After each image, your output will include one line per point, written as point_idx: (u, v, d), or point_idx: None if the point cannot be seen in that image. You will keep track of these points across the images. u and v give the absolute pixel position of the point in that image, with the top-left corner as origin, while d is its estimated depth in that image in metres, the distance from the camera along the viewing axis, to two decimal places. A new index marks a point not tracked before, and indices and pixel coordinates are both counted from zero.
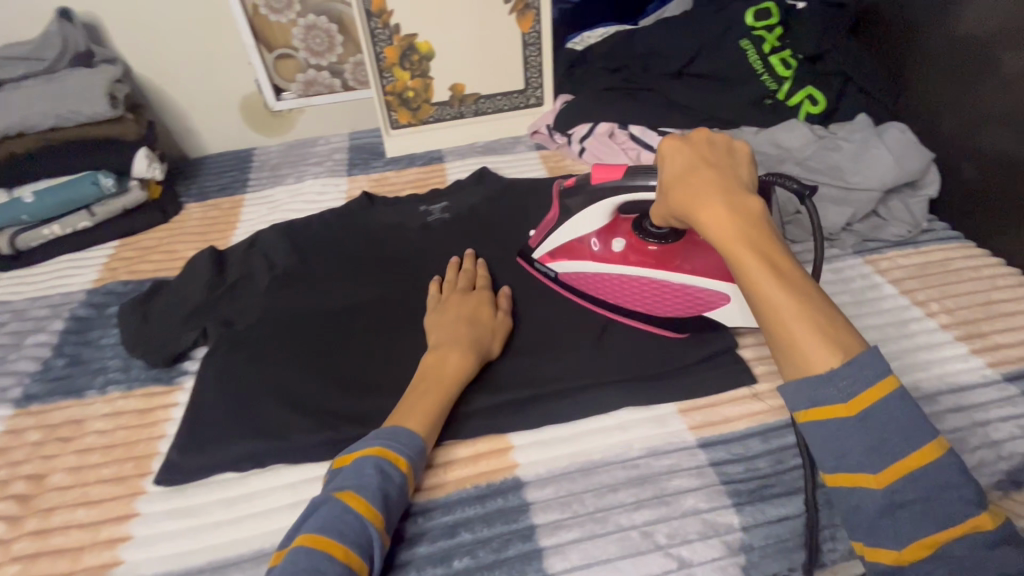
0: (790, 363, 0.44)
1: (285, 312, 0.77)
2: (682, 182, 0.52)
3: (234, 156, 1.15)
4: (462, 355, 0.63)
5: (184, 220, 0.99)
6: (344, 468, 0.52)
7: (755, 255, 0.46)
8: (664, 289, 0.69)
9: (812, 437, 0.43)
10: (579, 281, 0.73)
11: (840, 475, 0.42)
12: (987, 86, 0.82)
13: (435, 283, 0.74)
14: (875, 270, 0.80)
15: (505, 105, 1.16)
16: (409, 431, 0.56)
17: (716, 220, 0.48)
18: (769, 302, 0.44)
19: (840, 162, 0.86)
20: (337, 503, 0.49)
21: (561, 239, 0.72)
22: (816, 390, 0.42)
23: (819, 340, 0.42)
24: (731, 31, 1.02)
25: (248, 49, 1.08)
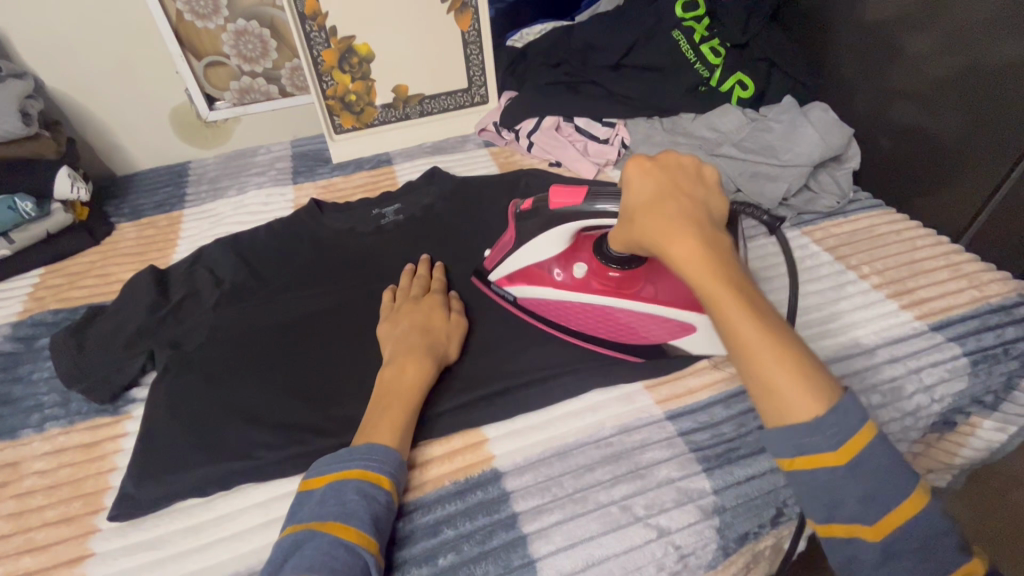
0: (776, 409, 0.44)
1: (238, 328, 0.74)
2: (651, 214, 0.50)
3: (168, 172, 1.09)
4: (419, 366, 0.61)
5: (117, 241, 0.93)
6: (325, 497, 0.50)
7: (733, 297, 0.46)
8: (619, 315, 0.67)
9: (804, 486, 0.44)
10: (539, 306, 0.71)
11: (834, 526, 0.44)
12: (894, 68, 0.90)
13: (388, 293, 0.73)
14: (811, 240, 0.85)
15: (450, 104, 1.16)
16: (383, 446, 0.55)
17: (689, 259, 0.48)
18: (752, 345, 0.44)
19: (772, 142, 0.92)
20: (325, 535, 0.47)
21: (518, 264, 0.69)
22: (800, 437, 0.43)
23: (802, 386, 0.43)
24: (663, 23, 1.05)
25: (174, 57, 1.02)
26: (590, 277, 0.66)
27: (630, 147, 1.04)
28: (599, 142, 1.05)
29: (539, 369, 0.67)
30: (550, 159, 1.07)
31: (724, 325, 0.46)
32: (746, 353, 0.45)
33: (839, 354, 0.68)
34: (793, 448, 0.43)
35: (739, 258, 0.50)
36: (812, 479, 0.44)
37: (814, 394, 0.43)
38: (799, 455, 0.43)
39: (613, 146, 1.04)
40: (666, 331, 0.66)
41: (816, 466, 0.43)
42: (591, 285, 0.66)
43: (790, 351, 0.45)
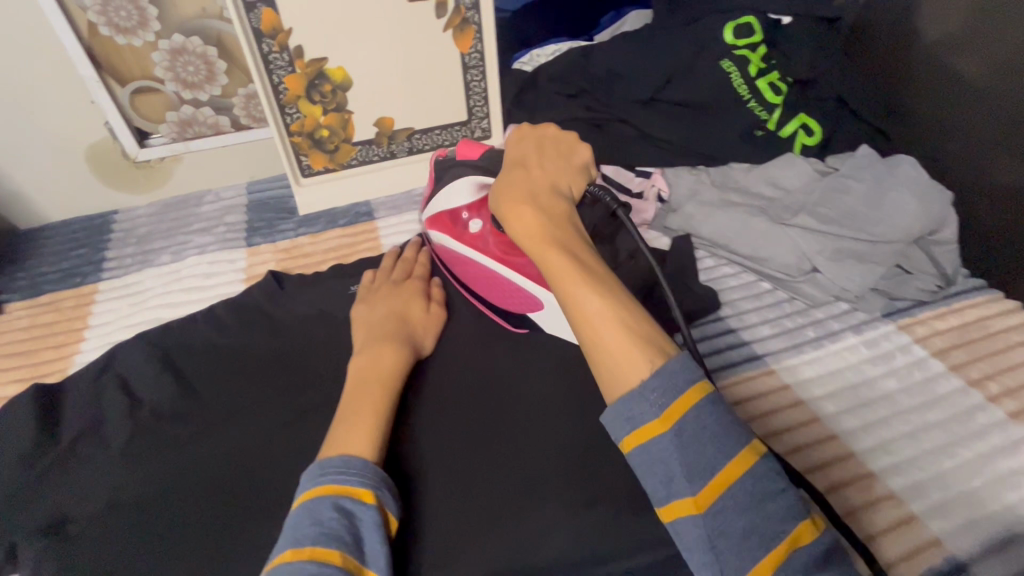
0: (610, 370, 0.44)
1: (146, 494, 0.52)
2: (502, 186, 0.55)
3: (85, 224, 0.86)
4: (397, 351, 0.57)
5: (4, 331, 0.70)
6: (295, 518, 0.43)
7: (560, 258, 0.48)
8: (503, 285, 0.63)
9: (640, 465, 0.42)
10: (446, 256, 0.68)
11: (671, 506, 0.41)
12: (962, 107, 0.75)
13: (367, 274, 0.68)
14: (914, 339, 0.67)
15: (445, 139, 0.95)
16: (362, 456, 0.46)
17: (525, 226, 0.51)
18: (574, 300, 0.46)
19: (855, 207, 0.73)
20: (303, 566, 0.39)
21: (434, 207, 0.67)
22: (630, 407, 0.42)
23: (623, 339, 0.43)
24: (709, 48, 0.85)
25: (88, 83, 0.79)
26: (486, 234, 0.63)
27: (667, 203, 0.84)
28: (631, 194, 0.83)
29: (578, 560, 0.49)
30: None
31: (558, 287, 0.48)
32: (568, 310, 0.47)
33: (996, 542, 0.50)
34: (621, 418, 0.42)
35: (582, 226, 0.54)
36: (646, 455, 0.41)
37: (634, 347, 0.43)
38: (633, 430, 0.42)
39: (649, 201, 0.82)
40: (528, 306, 0.63)
41: (647, 438, 0.41)
42: (486, 242, 0.63)
43: (623, 310, 0.45)
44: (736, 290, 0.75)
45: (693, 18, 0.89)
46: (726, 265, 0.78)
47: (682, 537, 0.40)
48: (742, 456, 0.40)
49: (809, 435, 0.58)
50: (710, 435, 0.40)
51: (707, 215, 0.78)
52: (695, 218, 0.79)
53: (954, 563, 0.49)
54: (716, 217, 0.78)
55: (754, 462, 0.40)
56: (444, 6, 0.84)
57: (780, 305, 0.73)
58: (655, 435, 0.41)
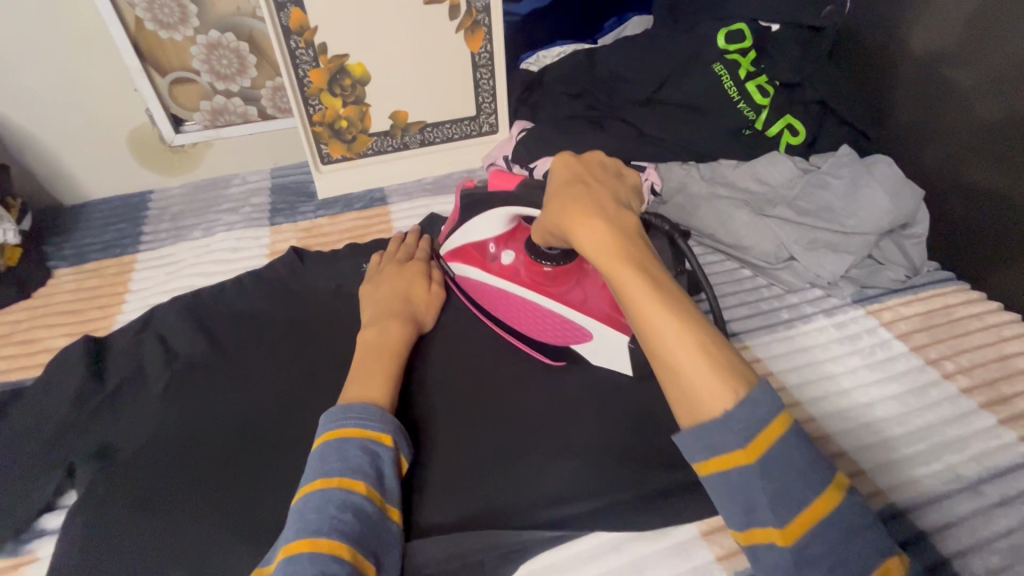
0: (692, 402, 0.42)
1: (182, 432, 0.59)
2: (564, 200, 0.51)
3: (124, 203, 0.94)
4: (404, 327, 0.63)
5: (53, 293, 0.78)
6: (324, 452, 0.48)
7: (636, 276, 0.45)
8: (541, 314, 0.65)
9: (717, 489, 0.42)
10: (476, 289, 0.70)
11: (753, 532, 0.41)
12: (947, 116, 0.80)
13: (375, 256, 0.73)
14: (880, 323, 0.73)
15: (455, 133, 1.02)
16: (379, 405, 0.52)
17: (594, 239, 0.48)
18: (656, 326, 0.44)
19: (831, 202, 0.79)
20: (334, 493, 0.44)
21: (458, 241, 0.68)
22: (713, 435, 0.41)
23: (709, 369, 0.41)
24: (702, 53, 0.91)
25: (132, 73, 0.87)
26: (518, 265, 0.66)
27: (660, 196, 0.89)
28: None
29: (558, 492, 0.56)
30: None
31: (635, 312, 0.45)
32: (645, 331, 0.44)
33: (937, 496, 0.55)
34: (704, 446, 0.41)
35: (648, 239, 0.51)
36: (724, 481, 0.42)
37: (721, 378, 0.41)
38: (712, 456, 0.41)
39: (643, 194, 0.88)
40: (572, 336, 0.65)
41: (728, 466, 0.41)
42: (518, 273, 0.65)
43: (706, 338, 0.43)
44: (719, 275, 0.81)
45: (691, 25, 0.95)
46: (711, 253, 0.85)
47: (762, 561, 0.42)
48: (829, 491, 0.41)
49: None
50: (795, 468, 0.40)
51: (695, 207, 0.85)
52: (684, 209, 0.86)
53: (893, 511, 0.54)
54: (702, 209, 0.84)
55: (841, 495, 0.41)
56: (457, 9, 0.91)
57: (760, 290, 0.79)
58: (733, 465, 0.41)
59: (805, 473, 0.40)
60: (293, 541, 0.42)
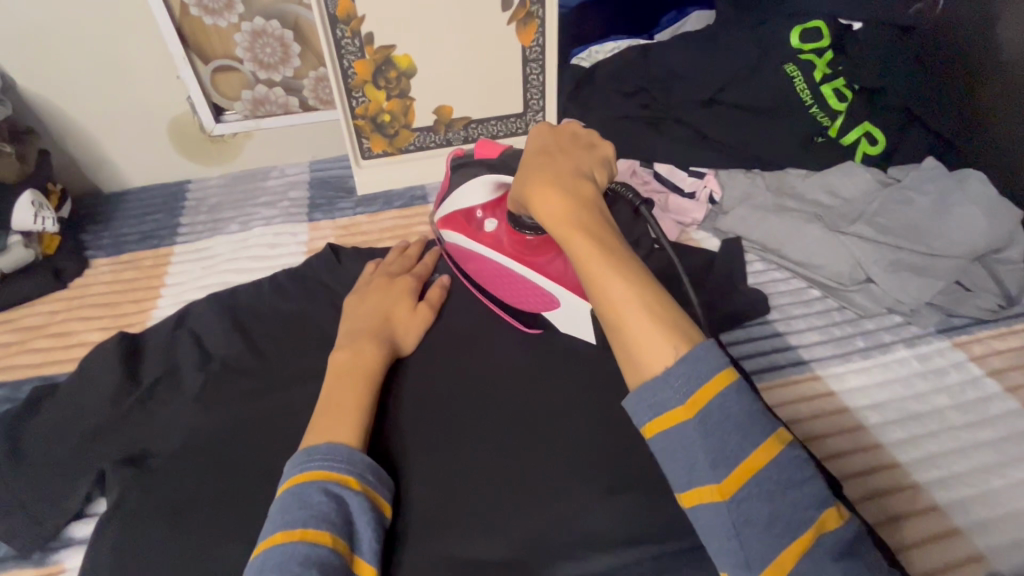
0: (636, 360, 0.44)
1: (215, 439, 0.56)
2: (529, 172, 0.53)
3: (163, 192, 0.92)
4: (378, 349, 0.58)
5: (89, 284, 0.76)
6: (284, 503, 0.44)
7: (587, 244, 0.47)
8: (518, 282, 0.65)
9: (662, 450, 0.41)
10: (459, 255, 0.69)
11: (692, 492, 0.40)
12: None
13: (369, 266, 0.69)
14: (969, 357, 0.66)
15: (500, 130, 0.97)
16: (348, 445, 0.48)
17: (551, 209, 0.50)
18: (603, 287, 0.46)
19: (915, 220, 0.72)
20: (296, 548, 0.41)
21: (449, 206, 0.69)
22: (654, 393, 0.41)
23: (651, 328, 0.43)
24: (772, 52, 0.85)
25: (176, 59, 0.85)
26: (500, 234, 0.65)
27: (719, 204, 0.85)
28: (682, 195, 0.85)
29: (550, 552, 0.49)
30: None
31: (586, 274, 0.47)
32: (596, 295, 0.46)
33: None
34: (647, 406, 0.41)
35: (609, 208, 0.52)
36: (667, 443, 0.41)
37: (662, 335, 0.43)
38: (657, 417, 0.41)
39: (700, 203, 0.84)
40: (545, 305, 0.64)
41: (668, 425, 0.41)
42: (500, 242, 0.65)
43: (651, 299, 0.44)
44: (785, 295, 0.75)
45: (761, 19, 0.88)
46: (774, 270, 0.78)
47: (701, 521, 0.40)
48: (766, 443, 0.39)
49: (852, 441, 0.58)
50: (733, 423, 0.39)
51: (759, 219, 0.79)
52: (747, 220, 0.79)
53: None
54: (768, 222, 0.78)
55: (778, 449, 0.39)
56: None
57: (830, 313, 0.72)
58: (677, 423, 0.41)
59: (742, 430, 0.39)
60: None
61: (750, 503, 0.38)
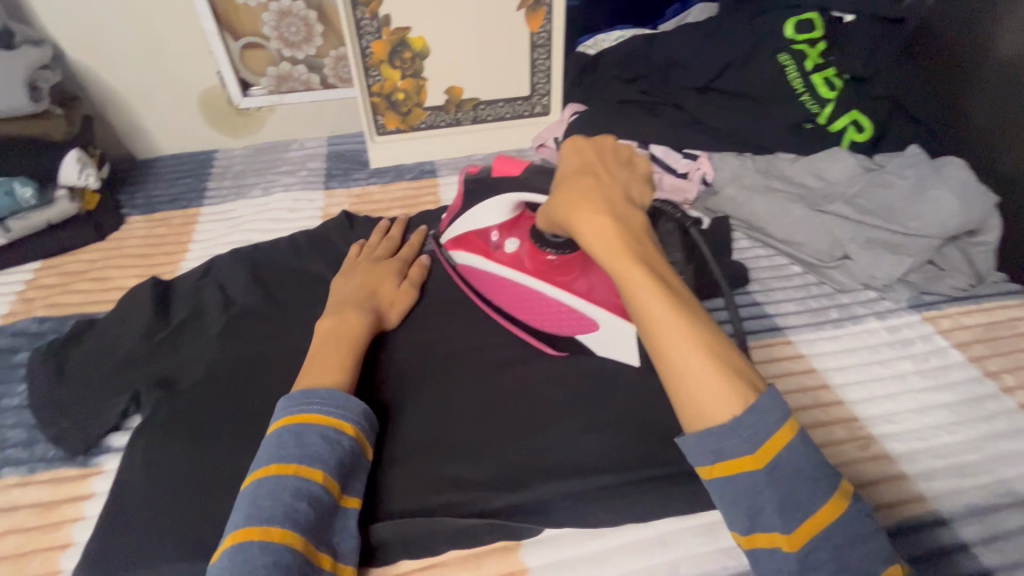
0: (699, 409, 0.43)
1: (236, 370, 0.62)
2: (577, 198, 0.51)
3: (192, 160, 0.99)
4: (360, 316, 0.61)
5: (125, 238, 0.83)
6: (281, 437, 0.47)
7: (646, 281, 0.46)
8: (545, 303, 0.63)
9: (723, 493, 0.43)
10: (477, 276, 0.69)
11: (756, 537, 0.42)
12: None
13: (354, 248, 0.73)
14: (936, 330, 0.70)
15: (507, 112, 1.02)
16: (344, 393, 0.52)
17: (606, 242, 0.49)
18: (666, 333, 0.45)
19: (893, 202, 0.76)
20: (289, 481, 0.45)
21: (461, 228, 0.67)
22: (719, 439, 0.42)
23: (718, 378, 0.43)
24: (767, 43, 0.89)
25: (208, 36, 0.91)
26: (522, 254, 0.64)
27: (711, 185, 0.89)
28: (675, 175, 0.89)
29: (532, 476, 0.55)
30: None
31: (646, 316, 0.46)
32: (653, 336, 0.46)
33: (985, 507, 0.53)
34: (711, 452, 0.42)
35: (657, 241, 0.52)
36: (729, 487, 0.42)
37: (727, 383, 0.43)
38: (719, 462, 0.42)
39: (692, 183, 0.88)
40: (578, 327, 0.62)
41: (734, 472, 0.42)
42: (522, 262, 0.64)
43: (712, 345, 0.44)
44: (767, 270, 0.79)
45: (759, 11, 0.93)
46: (760, 248, 0.83)
47: (763, 564, 0.42)
48: (835, 498, 0.41)
49: (817, 398, 0.62)
50: (804, 477, 0.41)
51: (746, 199, 0.83)
52: (735, 200, 0.84)
53: (940, 521, 0.53)
54: (754, 202, 0.82)
55: (846, 503, 0.42)
56: None
57: (809, 287, 0.77)
58: (741, 471, 0.41)
59: (813, 483, 0.41)
60: (241, 528, 0.43)
61: (820, 554, 0.40)
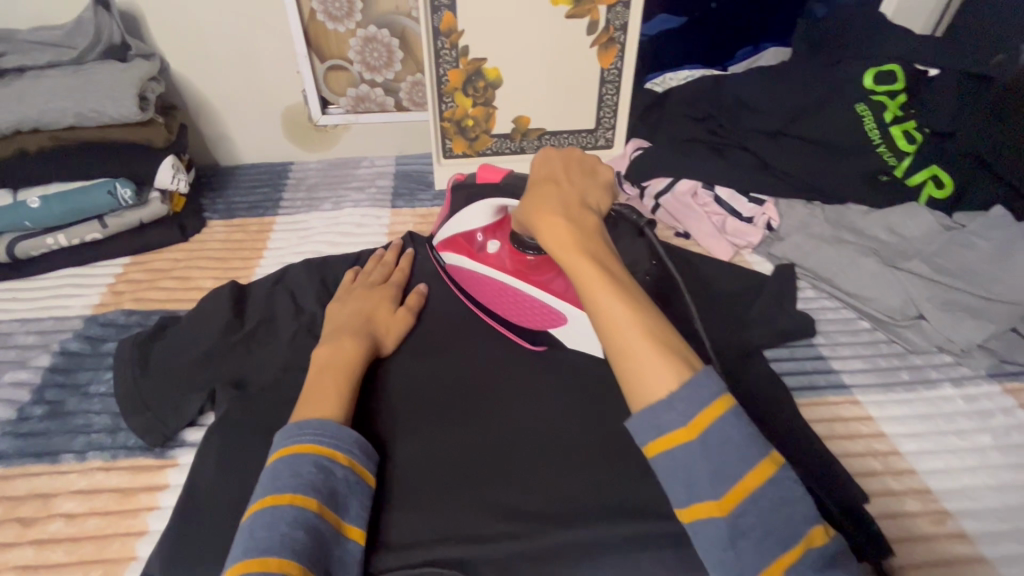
0: (638, 385, 0.44)
1: (304, 376, 0.63)
2: (534, 198, 0.55)
3: (270, 170, 1.04)
4: (356, 342, 0.61)
5: (206, 240, 0.88)
6: (277, 469, 0.48)
7: (590, 266, 0.48)
8: (521, 299, 0.69)
9: (695, 502, 0.42)
10: (460, 275, 0.74)
11: (691, 508, 0.42)
12: None
13: (349, 273, 0.74)
14: (1018, 403, 0.66)
15: (571, 143, 1.04)
16: (338, 424, 0.52)
17: (555, 232, 0.51)
18: (608, 315, 0.46)
19: (975, 264, 0.73)
20: (285, 510, 0.45)
21: (450, 231, 0.72)
22: (657, 419, 0.43)
23: (655, 355, 0.44)
24: (843, 92, 0.88)
25: (298, 57, 0.97)
26: (503, 255, 0.70)
27: (776, 231, 0.88)
28: (740, 219, 0.89)
29: (573, 516, 0.53)
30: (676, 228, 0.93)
31: (590, 301, 0.48)
32: (597, 320, 0.47)
33: None
34: (651, 428, 0.42)
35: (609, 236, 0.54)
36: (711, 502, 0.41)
37: (662, 357, 0.44)
38: (704, 470, 0.41)
39: (757, 228, 0.87)
40: (550, 321, 0.68)
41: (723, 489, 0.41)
42: (503, 262, 0.70)
43: (652, 326, 0.46)
44: (832, 322, 0.77)
45: (836, 59, 0.93)
46: (825, 298, 0.80)
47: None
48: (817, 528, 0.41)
49: (884, 464, 0.60)
50: (735, 444, 0.41)
51: (815, 248, 0.82)
52: (802, 248, 0.83)
53: None
54: (823, 251, 0.81)
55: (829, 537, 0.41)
56: (596, 25, 0.94)
57: (878, 344, 0.74)
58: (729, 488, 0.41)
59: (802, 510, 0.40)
60: (239, 561, 0.42)
61: (748, 518, 0.40)
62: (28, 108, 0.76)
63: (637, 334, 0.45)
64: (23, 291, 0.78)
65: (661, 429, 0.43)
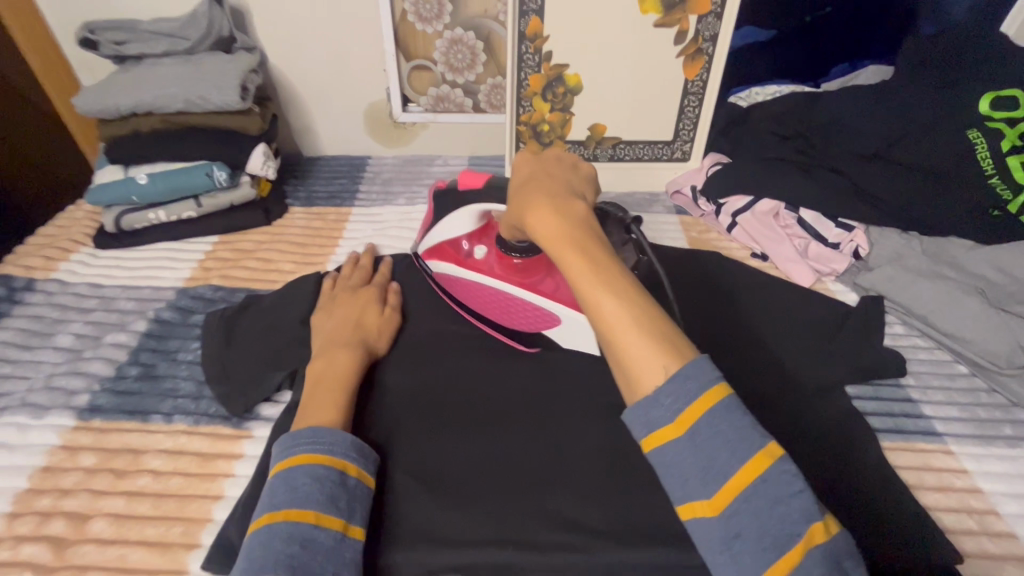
0: (629, 378, 0.41)
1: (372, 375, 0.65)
2: (521, 189, 0.53)
3: (349, 163, 1.08)
4: (349, 355, 0.60)
5: (287, 226, 0.92)
6: (273, 485, 0.46)
7: (582, 260, 0.45)
8: (511, 303, 0.68)
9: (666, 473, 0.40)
10: (450, 284, 0.72)
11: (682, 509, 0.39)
12: None
13: (326, 279, 0.71)
14: None
15: (645, 154, 1.02)
16: (331, 429, 0.50)
17: (541, 222, 0.49)
18: (600, 308, 0.43)
19: None
20: (279, 527, 0.43)
21: (435, 239, 0.71)
22: (647, 412, 0.40)
23: (646, 345, 0.41)
24: (953, 117, 0.82)
25: (385, 56, 1.00)
26: (490, 260, 0.69)
27: (863, 259, 0.83)
28: (825, 244, 0.85)
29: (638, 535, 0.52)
30: (754, 248, 0.89)
31: (580, 293, 0.45)
32: (588, 311, 0.44)
33: None
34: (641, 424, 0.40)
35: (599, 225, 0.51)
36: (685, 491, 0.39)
37: (656, 351, 0.41)
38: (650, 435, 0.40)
39: (843, 255, 0.83)
40: (543, 322, 0.67)
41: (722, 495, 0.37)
42: (493, 268, 0.68)
43: (644, 315, 0.42)
44: (925, 363, 0.71)
45: (953, 79, 0.85)
46: (918, 337, 0.75)
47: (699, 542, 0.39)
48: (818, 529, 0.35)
49: (981, 524, 0.56)
50: (723, 440, 0.38)
51: (907, 282, 0.76)
52: (894, 280, 0.76)
53: None
54: (918, 286, 0.75)
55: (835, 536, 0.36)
56: (685, 35, 0.91)
57: (977, 393, 0.68)
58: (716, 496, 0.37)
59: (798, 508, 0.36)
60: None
61: (740, 519, 0.36)
62: (148, 93, 0.83)
63: (627, 325, 0.42)
64: (124, 259, 0.84)
65: (649, 419, 0.40)
